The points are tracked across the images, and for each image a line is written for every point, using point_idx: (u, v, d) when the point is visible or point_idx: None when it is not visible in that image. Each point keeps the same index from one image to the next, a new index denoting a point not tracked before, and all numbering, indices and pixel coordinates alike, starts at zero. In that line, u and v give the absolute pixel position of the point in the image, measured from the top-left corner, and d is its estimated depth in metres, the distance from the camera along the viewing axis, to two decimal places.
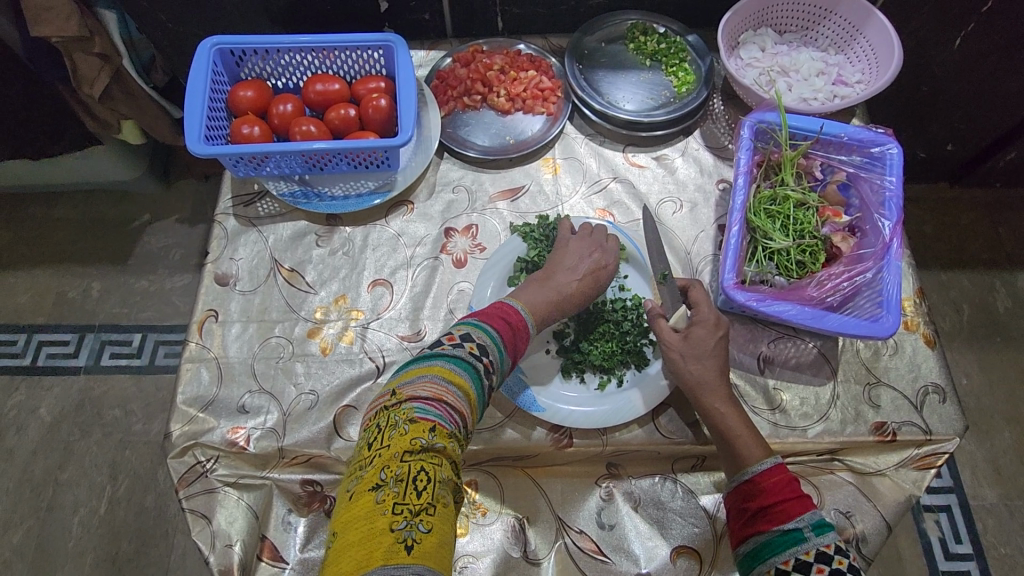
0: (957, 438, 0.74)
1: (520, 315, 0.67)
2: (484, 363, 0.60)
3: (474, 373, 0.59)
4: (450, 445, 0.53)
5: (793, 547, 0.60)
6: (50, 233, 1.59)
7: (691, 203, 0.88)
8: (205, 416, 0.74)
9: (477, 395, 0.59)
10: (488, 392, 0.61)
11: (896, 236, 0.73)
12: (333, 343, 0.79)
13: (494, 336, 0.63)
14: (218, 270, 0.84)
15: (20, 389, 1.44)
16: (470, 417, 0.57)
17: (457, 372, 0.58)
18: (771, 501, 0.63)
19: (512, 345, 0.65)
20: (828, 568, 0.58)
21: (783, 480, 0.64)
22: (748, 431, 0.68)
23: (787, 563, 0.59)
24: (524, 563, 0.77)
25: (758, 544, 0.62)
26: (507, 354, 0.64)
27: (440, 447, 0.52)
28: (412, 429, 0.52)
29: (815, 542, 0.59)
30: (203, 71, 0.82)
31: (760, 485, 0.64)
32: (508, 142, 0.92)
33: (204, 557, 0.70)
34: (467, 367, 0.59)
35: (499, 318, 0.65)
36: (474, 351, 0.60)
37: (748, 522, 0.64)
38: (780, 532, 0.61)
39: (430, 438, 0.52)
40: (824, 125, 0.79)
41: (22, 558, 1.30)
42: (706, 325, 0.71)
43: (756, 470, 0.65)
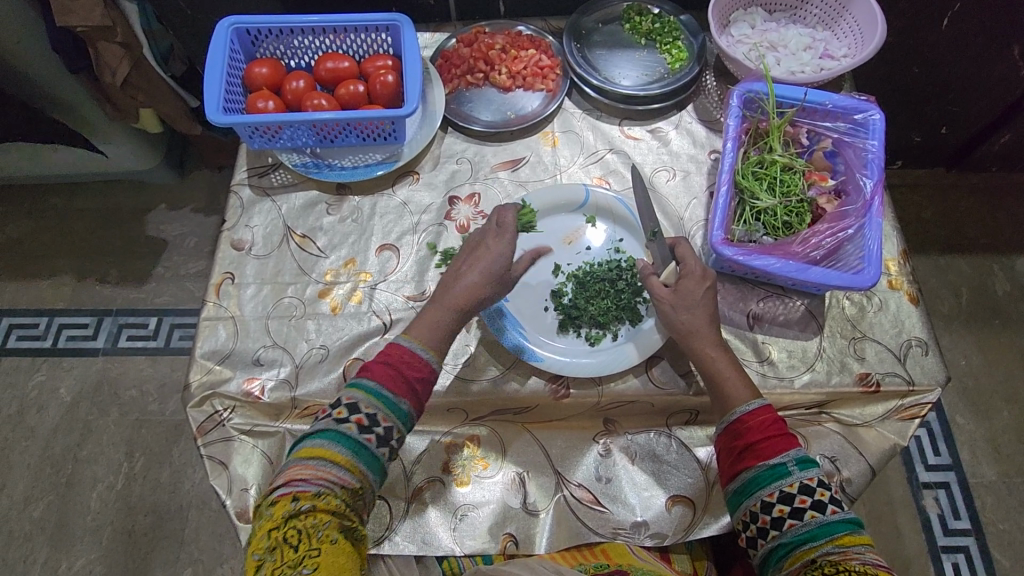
0: (939, 388, 0.77)
1: (407, 355, 0.67)
2: (357, 421, 0.62)
3: (343, 438, 0.61)
4: (323, 502, 0.57)
5: (778, 480, 0.64)
6: (71, 223, 1.65)
7: (684, 172, 0.92)
8: (222, 367, 0.79)
9: (351, 451, 0.60)
10: (380, 442, 0.63)
11: (877, 194, 0.77)
12: (343, 302, 0.84)
13: (374, 390, 0.64)
14: (234, 236, 0.89)
15: (41, 370, 1.49)
16: (349, 473, 0.60)
17: (317, 444, 0.60)
18: (755, 439, 0.66)
19: (402, 388, 0.65)
20: (811, 499, 0.62)
21: (768, 419, 0.67)
22: (737, 376, 0.72)
23: (772, 495, 0.63)
24: (523, 514, 0.80)
25: (744, 480, 0.65)
26: (399, 399, 0.64)
27: (308, 507, 0.56)
28: (276, 507, 0.56)
29: (799, 475, 0.63)
30: (222, 48, 0.87)
31: (747, 423, 0.67)
32: (509, 116, 0.97)
33: (222, 500, 0.75)
34: (331, 436, 0.61)
35: (383, 366, 0.66)
36: (342, 415, 0.62)
37: (734, 460, 0.67)
38: (766, 467, 0.65)
39: (293, 505, 0.56)
40: (808, 93, 0.83)
41: (42, 531, 1.35)
42: (694, 278, 0.74)
43: (744, 410, 0.68)
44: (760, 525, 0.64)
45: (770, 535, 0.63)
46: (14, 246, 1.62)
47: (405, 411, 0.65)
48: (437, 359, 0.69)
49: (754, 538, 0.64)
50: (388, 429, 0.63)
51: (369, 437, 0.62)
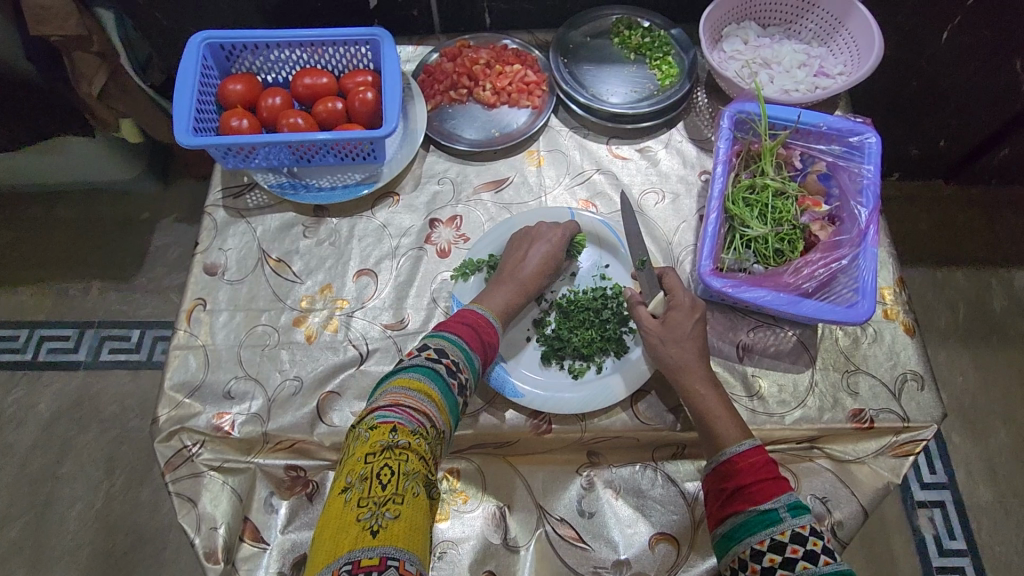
0: (935, 426, 0.74)
1: (482, 318, 0.71)
2: (445, 363, 0.63)
3: (436, 375, 0.61)
4: (416, 441, 0.55)
5: (768, 526, 0.60)
6: (52, 232, 1.61)
7: (673, 194, 0.89)
8: (191, 401, 0.76)
9: (441, 393, 0.61)
10: (460, 390, 0.63)
11: (872, 223, 0.74)
12: (318, 331, 0.81)
13: (456, 339, 0.67)
14: (207, 260, 0.86)
15: (20, 384, 1.46)
16: (438, 414, 0.59)
17: (418, 379, 0.60)
18: (747, 481, 0.63)
19: (477, 344, 0.68)
20: (803, 549, 0.58)
21: (760, 461, 0.64)
22: (726, 414, 0.69)
23: (762, 542, 0.60)
24: (504, 551, 0.77)
25: (733, 525, 0.62)
26: (474, 352, 0.68)
27: (403, 442, 0.54)
28: (374, 433, 0.55)
29: (791, 522, 0.59)
30: (194, 65, 0.84)
31: (737, 464, 0.65)
32: (494, 135, 0.94)
33: (189, 539, 0.71)
34: (426, 372, 0.61)
35: (461, 324, 0.69)
36: (432, 356, 0.64)
37: (724, 503, 0.64)
38: (756, 512, 0.61)
39: (392, 437, 0.54)
40: (801, 114, 0.80)
41: (20, 551, 1.32)
42: (683, 308, 0.72)
43: (733, 451, 0.66)
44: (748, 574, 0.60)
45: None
46: None
47: (477, 365, 0.67)
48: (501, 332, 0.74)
49: None
50: (466, 379, 0.65)
51: (454, 382, 0.63)
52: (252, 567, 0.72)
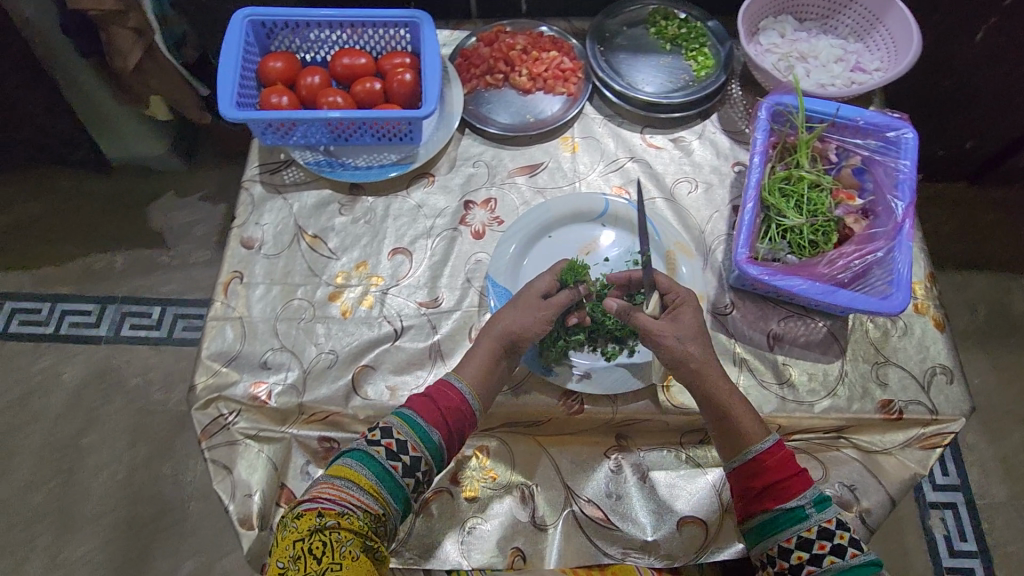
0: (963, 419, 0.75)
1: (447, 388, 0.69)
2: (386, 446, 0.64)
3: (372, 460, 0.63)
4: (347, 521, 0.60)
5: (796, 524, 0.62)
6: (78, 207, 1.63)
7: (706, 184, 0.90)
8: (228, 370, 0.77)
9: (377, 478, 0.63)
10: (405, 472, 0.64)
11: (908, 216, 0.74)
12: (353, 306, 0.82)
13: (409, 417, 0.66)
14: (244, 234, 0.87)
15: (45, 355, 1.48)
16: (372, 499, 0.62)
17: (347, 465, 0.63)
18: (773, 478, 0.64)
19: (436, 420, 0.67)
20: (831, 544, 0.61)
21: (784, 457, 0.65)
22: (746, 411, 0.68)
23: (790, 540, 0.62)
24: (532, 528, 0.78)
25: (760, 523, 0.64)
26: (433, 430, 0.66)
27: (332, 523, 0.59)
28: (303, 520, 0.60)
29: (817, 518, 0.62)
30: (237, 41, 0.85)
31: (763, 464, 0.65)
32: (528, 120, 0.94)
33: (225, 505, 0.73)
34: (361, 457, 0.63)
35: (421, 397, 0.68)
36: (375, 438, 0.65)
37: (749, 501, 0.65)
38: (783, 510, 0.63)
39: (318, 520, 0.59)
40: (840, 108, 0.80)
41: (44, 517, 1.35)
42: (687, 307, 0.72)
43: (758, 450, 0.65)
44: (776, 569, 0.62)
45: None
46: (21, 229, 1.61)
47: (436, 442, 0.66)
48: (479, 408, 0.71)
49: None
50: (417, 458, 0.65)
51: (395, 465, 0.64)
52: None
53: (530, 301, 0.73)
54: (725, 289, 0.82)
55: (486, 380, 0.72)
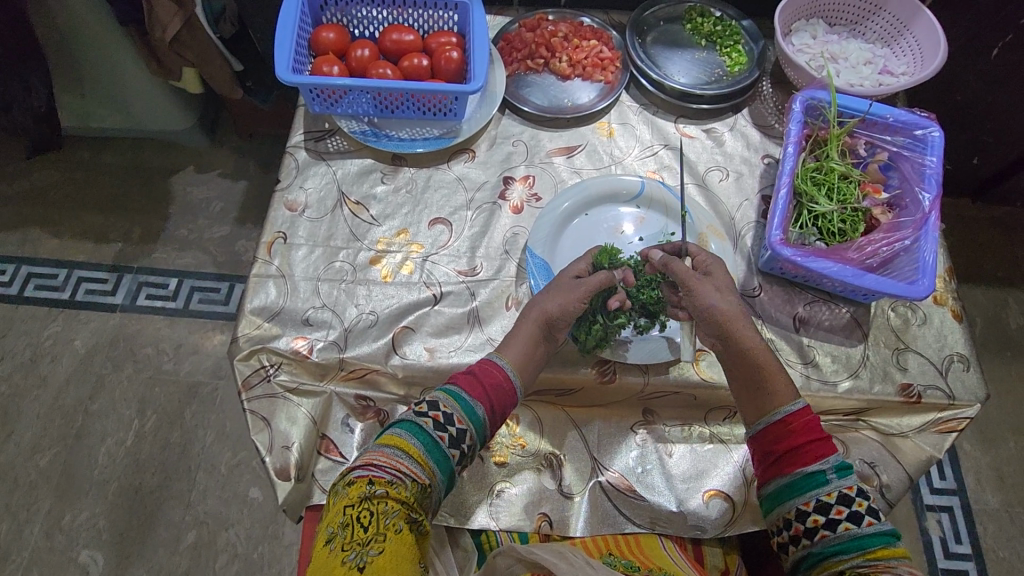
0: (978, 405, 0.78)
1: (491, 366, 0.71)
2: (434, 417, 0.65)
3: (420, 431, 0.64)
4: (396, 491, 0.59)
5: (815, 488, 0.63)
6: (99, 176, 1.64)
7: (737, 173, 0.93)
8: (271, 325, 0.79)
9: (425, 448, 0.63)
10: (450, 444, 0.65)
11: (935, 208, 0.78)
12: (394, 271, 0.84)
13: (454, 391, 0.68)
14: (288, 197, 0.88)
15: (57, 320, 1.48)
16: (419, 468, 0.62)
17: (398, 435, 0.63)
18: (797, 442, 0.66)
19: (480, 395, 0.68)
20: (848, 510, 0.62)
21: (809, 422, 0.67)
22: (779, 372, 0.70)
23: (808, 504, 0.63)
24: (558, 496, 0.80)
25: (780, 485, 0.66)
26: (477, 404, 0.68)
27: (381, 492, 0.58)
28: (352, 488, 0.59)
29: (837, 484, 0.63)
30: (294, 10, 0.88)
31: (787, 426, 0.67)
32: (566, 104, 0.97)
33: (262, 457, 0.74)
34: (409, 427, 0.64)
35: (466, 375, 0.70)
36: (422, 409, 0.66)
37: (770, 464, 0.67)
38: (804, 473, 0.64)
39: (368, 488, 0.59)
40: (871, 105, 0.84)
41: (48, 481, 1.34)
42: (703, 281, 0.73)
43: (785, 412, 0.67)
44: (793, 532, 0.64)
45: (801, 544, 0.63)
46: (39, 195, 1.61)
47: (480, 416, 0.67)
48: (521, 387, 0.72)
49: (785, 544, 0.65)
50: (462, 430, 0.66)
51: (442, 436, 0.64)
52: (328, 480, 0.77)
53: (563, 289, 0.75)
54: (754, 273, 0.85)
55: (525, 358, 0.73)
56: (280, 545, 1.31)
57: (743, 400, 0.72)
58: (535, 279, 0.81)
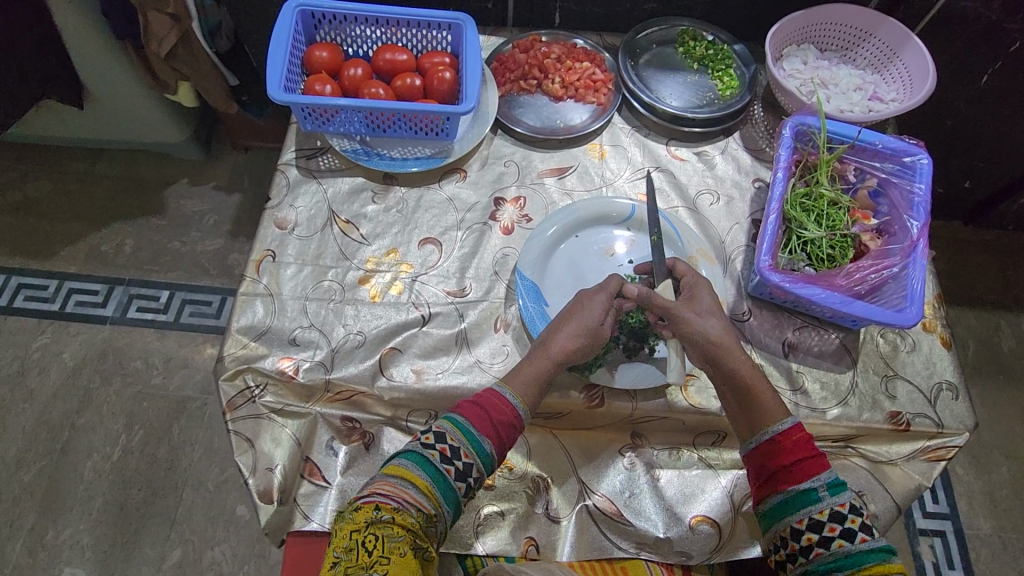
0: (967, 433, 0.78)
1: (498, 399, 0.68)
2: (440, 450, 0.64)
3: (426, 462, 0.63)
4: (402, 517, 0.59)
5: (808, 505, 0.63)
6: (91, 187, 1.63)
7: (728, 197, 0.93)
8: (258, 344, 0.78)
9: (432, 479, 0.62)
10: (457, 477, 0.64)
11: (923, 236, 0.78)
12: (382, 291, 0.84)
13: (461, 424, 0.66)
14: (278, 215, 0.88)
15: (46, 332, 1.47)
16: (425, 499, 0.61)
17: (403, 465, 0.63)
18: (789, 460, 0.65)
19: (487, 430, 0.66)
20: (841, 527, 0.61)
21: (803, 438, 0.66)
22: (769, 393, 0.69)
23: (801, 522, 0.62)
24: (545, 520, 0.79)
25: (774, 503, 0.65)
26: (484, 438, 0.66)
27: (387, 518, 0.59)
28: (359, 513, 0.60)
29: (830, 501, 0.62)
30: (288, 29, 0.88)
31: (778, 445, 0.66)
32: (558, 125, 0.98)
33: (246, 479, 0.73)
34: (415, 458, 0.63)
35: (472, 406, 0.68)
36: (429, 441, 0.65)
37: (765, 480, 0.66)
38: (797, 491, 0.63)
39: (374, 514, 0.59)
40: (860, 131, 0.85)
41: (31, 497, 1.32)
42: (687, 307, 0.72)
43: (778, 430, 0.66)
44: (789, 551, 0.63)
45: (798, 562, 0.62)
46: (32, 205, 1.60)
47: (487, 452, 0.66)
48: (527, 412, 0.70)
49: (783, 562, 0.64)
50: (468, 465, 0.65)
51: (448, 468, 0.63)
52: (312, 503, 0.75)
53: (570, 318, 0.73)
54: (743, 297, 0.85)
55: (536, 391, 0.71)
56: (265, 564, 1.29)
57: (734, 413, 0.71)
58: (524, 302, 0.80)
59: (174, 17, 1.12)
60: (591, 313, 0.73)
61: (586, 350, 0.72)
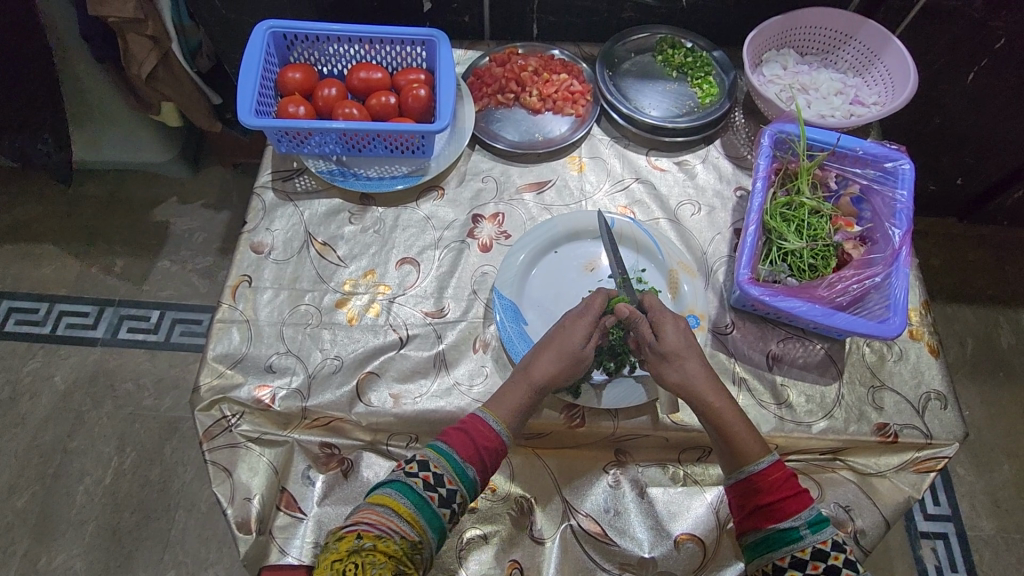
0: (957, 444, 0.76)
1: (481, 425, 0.67)
2: (424, 477, 0.63)
3: (409, 489, 0.62)
4: (384, 544, 0.58)
5: (789, 544, 0.62)
6: (81, 209, 1.64)
7: (709, 207, 0.92)
8: (233, 372, 0.77)
9: (415, 506, 0.61)
10: (442, 503, 0.63)
11: (905, 244, 0.77)
12: (360, 313, 0.83)
13: (445, 450, 0.65)
14: (254, 239, 0.87)
15: (37, 355, 1.47)
16: (409, 525, 0.60)
17: (386, 493, 0.61)
18: (769, 499, 0.64)
19: (472, 455, 0.65)
20: (825, 564, 0.60)
21: (782, 477, 0.65)
22: (746, 428, 0.68)
23: (783, 559, 0.62)
24: (529, 541, 0.78)
25: (756, 539, 0.64)
26: (468, 465, 0.65)
27: (369, 545, 0.57)
28: (341, 543, 0.57)
29: (812, 539, 0.61)
30: (259, 51, 0.87)
31: (757, 483, 0.65)
32: (537, 138, 0.97)
33: (223, 509, 0.73)
34: (398, 485, 0.62)
35: (456, 432, 0.67)
36: (413, 469, 0.63)
37: (746, 516, 0.65)
38: (777, 529, 0.62)
39: (356, 542, 0.57)
40: (840, 138, 0.83)
41: (25, 523, 1.31)
42: (668, 324, 0.72)
43: (756, 468, 0.65)
44: None
45: None
46: (21, 229, 1.60)
47: (471, 477, 0.65)
48: (510, 436, 0.69)
49: None
50: (454, 492, 0.63)
51: (432, 495, 0.62)
52: (287, 536, 0.74)
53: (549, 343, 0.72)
54: (726, 309, 0.84)
55: (521, 417, 0.70)
56: None
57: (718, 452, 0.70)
58: (502, 321, 0.79)
59: (151, 39, 1.12)
60: (572, 339, 0.71)
61: (569, 373, 0.71)
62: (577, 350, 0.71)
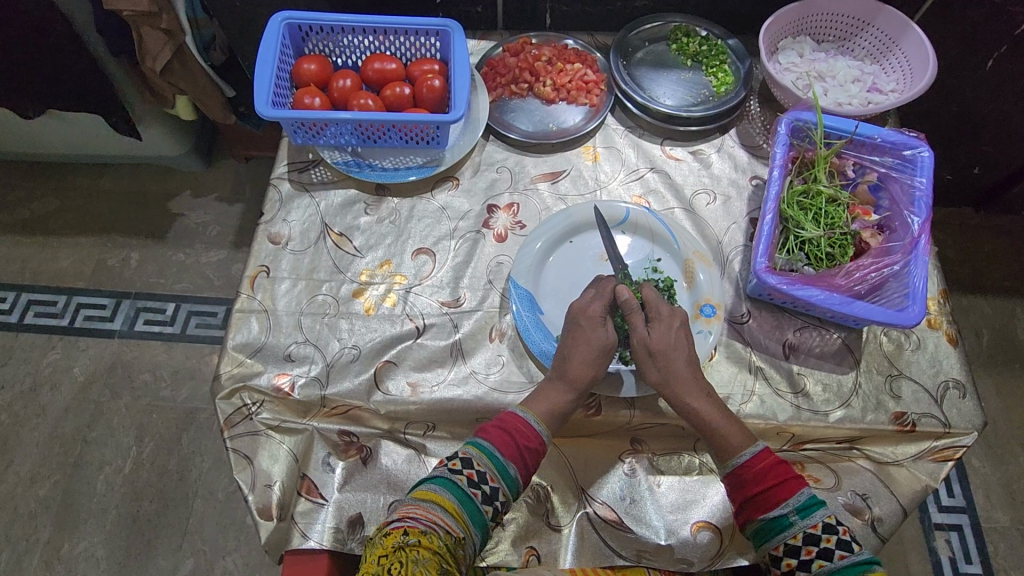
0: (975, 434, 0.76)
1: (520, 422, 0.68)
2: (468, 474, 0.64)
3: (454, 485, 0.63)
4: (429, 539, 0.58)
5: (781, 532, 0.62)
6: (97, 203, 1.65)
7: (725, 196, 0.92)
8: (253, 361, 0.78)
9: (459, 501, 0.62)
10: (484, 500, 0.64)
11: (924, 232, 0.76)
12: (377, 303, 0.83)
13: (486, 447, 0.66)
14: (271, 230, 0.88)
15: (57, 347, 1.49)
16: (454, 521, 0.61)
17: (432, 489, 0.63)
18: (757, 489, 0.65)
19: (513, 454, 0.66)
20: (817, 549, 0.61)
21: (769, 465, 0.65)
22: (726, 421, 0.69)
23: (778, 548, 0.63)
24: (546, 529, 0.79)
25: (751, 532, 0.65)
26: (511, 464, 0.66)
27: (414, 541, 0.58)
28: (387, 539, 0.58)
29: (802, 525, 0.62)
30: (274, 42, 0.88)
31: (745, 475, 0.66)
32: (551, 129, 0.96)
33: (245, 496, 0.74)
34: (443, 481, 0.63)
35: (497, 429, 0.68)
36: (456, 466, 0.65)
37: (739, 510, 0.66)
38: (767, 519, 0.63)
39: (402, 537, 0.58)
40: (858, 126, 0.83)
41: (48, 510, 1.34)
42: (662, 321, 0.72)
43: (740, 460, 0.66)
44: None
45: None
46: (39, 222, 1.62)
47: (512, 476, 0.66)
48: (549, 436, 0.70)
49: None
50: (496, 488, 0.65)
51: (476, 492, 0.64)
52: (309, 521, 0.75)
53: (571, 334, 0.72)
54: (742, 298, 0.84)
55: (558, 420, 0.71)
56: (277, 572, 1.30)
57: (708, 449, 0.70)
58: (518, 310, 0.80)
59: (166, 32, 1.12)
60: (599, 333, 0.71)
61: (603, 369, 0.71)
62: (606, 341, 0.71)
